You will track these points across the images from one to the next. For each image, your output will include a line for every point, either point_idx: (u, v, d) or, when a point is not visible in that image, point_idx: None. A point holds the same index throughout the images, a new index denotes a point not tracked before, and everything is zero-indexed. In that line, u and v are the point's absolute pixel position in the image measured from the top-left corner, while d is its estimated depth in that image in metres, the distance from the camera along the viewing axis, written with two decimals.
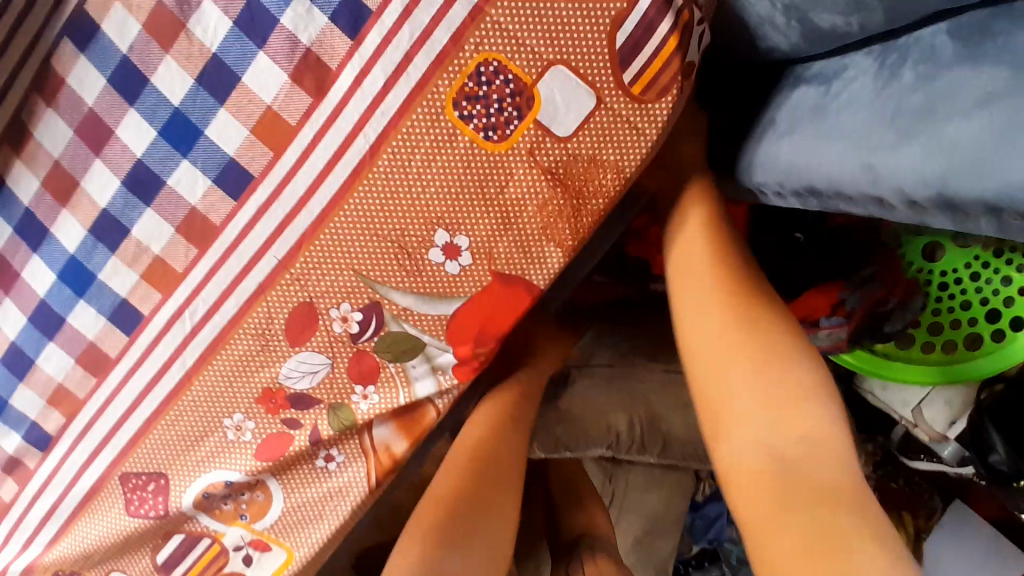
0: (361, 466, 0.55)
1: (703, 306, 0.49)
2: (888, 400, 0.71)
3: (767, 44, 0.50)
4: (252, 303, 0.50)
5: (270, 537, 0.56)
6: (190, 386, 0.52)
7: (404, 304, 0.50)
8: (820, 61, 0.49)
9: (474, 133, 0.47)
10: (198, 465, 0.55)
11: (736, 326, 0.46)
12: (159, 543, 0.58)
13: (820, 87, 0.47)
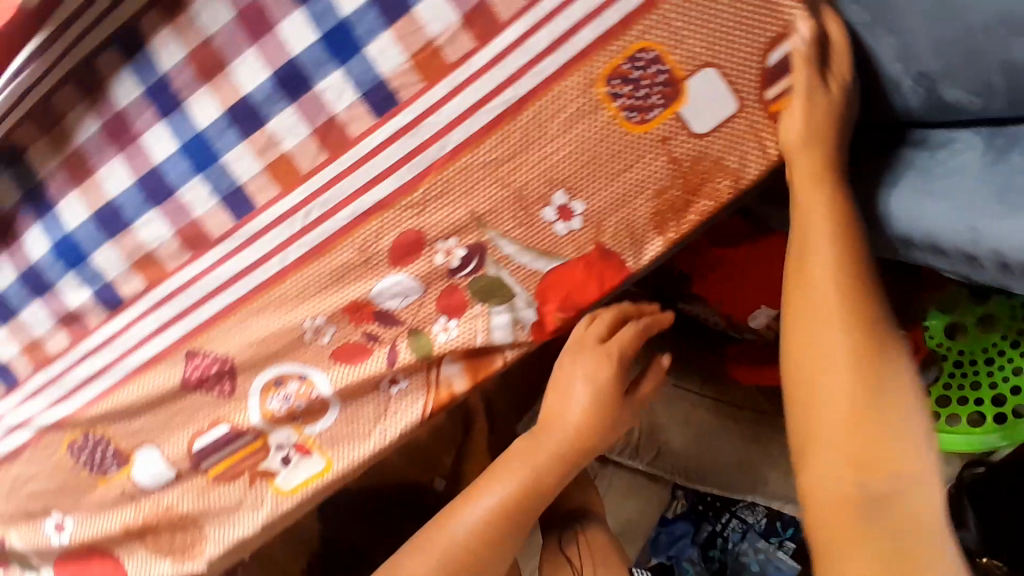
0: (423, 400, 0.57)
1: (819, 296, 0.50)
2: None
3: (884, 102, 0.54)
4: (363, 218, 0.52)
5: (314, 443, 0.58)
6: (283, 279, 0.54)
7: (507, 251, 0.53)
8: (926, 129, 0.53)
9: (618, 111, 0.50)
10: (269, 357, 0.56)
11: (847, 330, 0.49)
12: (203, 427, 0.58)
13: (925, 151, 0.52)
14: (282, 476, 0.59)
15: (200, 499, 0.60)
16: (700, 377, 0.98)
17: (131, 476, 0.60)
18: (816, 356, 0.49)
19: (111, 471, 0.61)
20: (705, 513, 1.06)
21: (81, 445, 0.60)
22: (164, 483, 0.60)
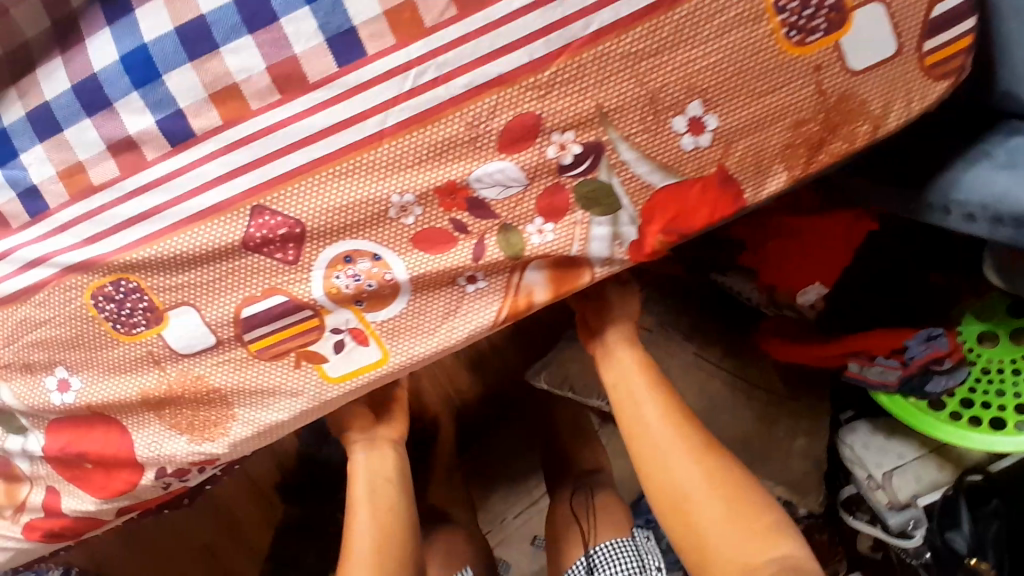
0: (497, 304, 0.54)
1: (684, 468, 0.71)
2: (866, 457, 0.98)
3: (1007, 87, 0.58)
4: (482, 91, 0.47)
5: (374, 333, 0.54)
6: (379, 144, 0.48)
7: (625, 157, 0.50)
8: None
9: (780, 27, 0.47)
10: (344, 230, 0.51)
11: (705, 461, 0.71)
12: (255, 295, 0.52)
13: None
14: (330, 363, 0.55)
15: (240, 371, 0.55)
16: (723, 347, 1.01)
17: (162, 336, 0.54)
18: (685, 473, 0.71)
19: (139, 329, 0.54)
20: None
21: (104, 293, 0.52)
22: (199, 349, 0.54)
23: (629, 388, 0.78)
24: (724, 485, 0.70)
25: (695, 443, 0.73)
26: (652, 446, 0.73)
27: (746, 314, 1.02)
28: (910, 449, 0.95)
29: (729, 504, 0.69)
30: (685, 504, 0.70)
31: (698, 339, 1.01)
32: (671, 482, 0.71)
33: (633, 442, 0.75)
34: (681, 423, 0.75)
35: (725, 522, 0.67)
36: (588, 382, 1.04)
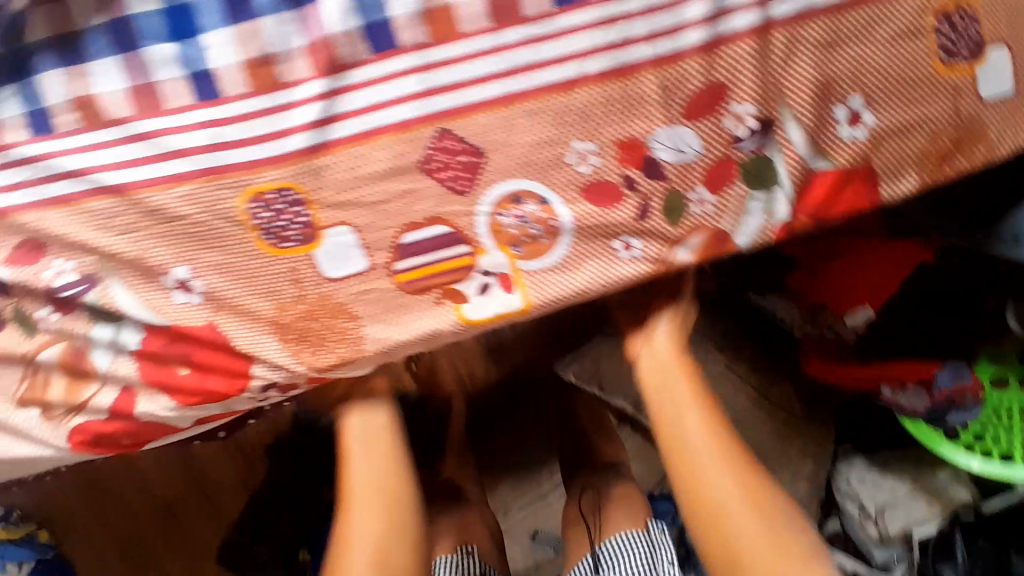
0: (641, 270, 0.56)
1: (716, 472, 0.69)
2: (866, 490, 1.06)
3: None
4: (679, 55, 0.50)
5: (521, 280, 0.55)
6: (572, 91, 0.50)
7: (789, 137, 0.54)
8: None
9: (935, 48, 0.53)
10: (521, 167, 0.52)
11: (739, 476, 0.69)
12: (417, 223, 0.53)
13: None
14: (472, 305, 0.55)
15: (382, 304, 0.55)
16: (750, 364, 1.05)
17: (314, 256, 0.53)
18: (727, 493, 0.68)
19: (288, 245, 0.53)
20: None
21: (262, 200, 0.51)
22: (349, 273, 0.54)
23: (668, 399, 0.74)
24: (761, 500, 0.68)
25: (727, 450, 0.71)
26: (689, 446, 0.71)
27: (777, 335, 1.06)
28: (904, 486, 1.03)
29: (765, 523, 0.67)
30: (723, 523, 0.67)
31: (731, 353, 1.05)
32: (705, 494, 0.68)
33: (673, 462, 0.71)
34: (723, 441, 0.71)
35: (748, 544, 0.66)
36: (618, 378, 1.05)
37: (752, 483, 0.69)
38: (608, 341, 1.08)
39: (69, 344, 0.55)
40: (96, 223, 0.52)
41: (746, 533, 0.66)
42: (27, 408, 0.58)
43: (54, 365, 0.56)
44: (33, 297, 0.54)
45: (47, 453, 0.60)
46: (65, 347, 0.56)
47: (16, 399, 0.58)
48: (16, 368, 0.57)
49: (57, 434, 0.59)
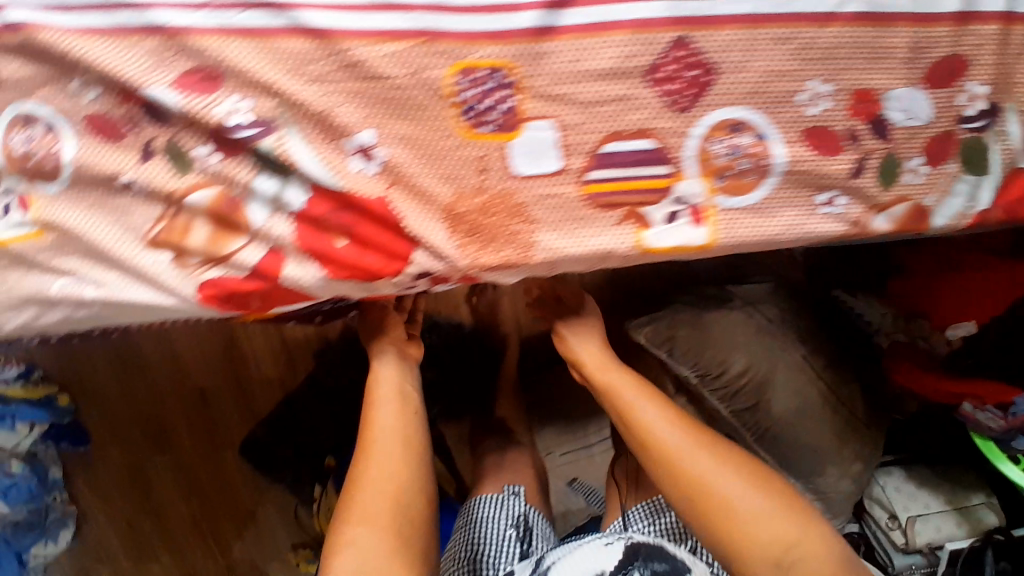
0: (838, 229, 0.54)
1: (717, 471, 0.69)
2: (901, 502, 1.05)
3: None
4: (932, 19, 0.50)
5: (712, 215, 0.52)
6: (826, 26, 0.49)
7: (1010, 128, 0.55)
8: None
9: None
10: (750, 95, 0.49)
11: (743, 474, 0.69)
12: (625, 133, 0.49)
13: None
14: (654, 233, 0.52)
15: (563, 212, 0.51)
16: (828, 356, 1.01)
17: (509, 146, 0.49)
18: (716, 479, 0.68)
19: (484, 130, 0.49)
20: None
21: (472, 75, 0.47)
22: (539, 172, 0.50)
23: (622, 394, 0.77)
24: (772, 498, 0.67)
25: (721, 449, 0.71)
26: (697, 454, 0.70)
27: (859, 340, 1.02)
28: (936, 501, 1.05)
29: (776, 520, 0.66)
30: (716, 505, 0.67)
31: (810, 343, 1.00)
32: (693, 478, 0.69)
33: (665, 467, 0.70)
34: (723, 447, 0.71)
35: (744, 525, 0.66)
36: (692, 352, 1.00)
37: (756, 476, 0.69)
38: (692, 310, 1.01)
39: (223, 190, 0.51)
40: (285, 64, 0.47)
41: (743, 512, 0.66)
42: (157, 251, 0.54)
43: (202, 208, 0.52)
44: (196, 130, 0.50)
45: (166, 304, 0.56)
46: (217, 192, 0.51)
47: (147, 239, 0.53)
48: (154, 206, 0.52)
49: (183, 286, 0.55)
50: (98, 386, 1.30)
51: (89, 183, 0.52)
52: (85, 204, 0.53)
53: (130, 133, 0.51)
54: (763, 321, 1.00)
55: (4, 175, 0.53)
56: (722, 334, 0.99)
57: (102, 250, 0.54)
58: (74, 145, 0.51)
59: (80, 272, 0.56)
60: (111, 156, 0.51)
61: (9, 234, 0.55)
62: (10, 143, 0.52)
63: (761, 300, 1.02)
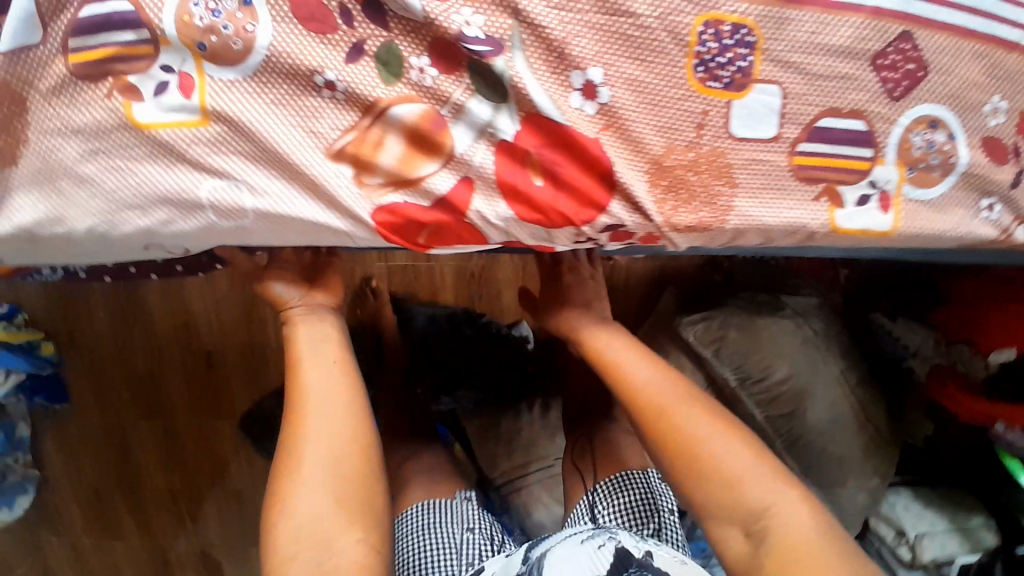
0: (989, 235, 0.59)
1: (719, 436, 0.63)
2: (909, 519, 1.08)
3: None
4: None
5: (897, 203, 0.56)
6: (1014, 50, 0.53)
7: None
8: None
9: None
10: (945, 97, 0.54)
11: (747, 442, 0.63)
12: (841, 111, 0.52)
13: None
14: (845, 213, 0.55)
15: (766, 180, 0.52)
16: (862, 371, 1.07)
17: (731, 104, 0.50)
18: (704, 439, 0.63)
19: (713, 85, 0.49)
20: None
21: (716, 28, 0.48)
22: (759, 137, 0.51)
23: (618, 353, 0.74)
24: (773, 466, 0.62)
25: (717, 413, 0.66)
26: (698, 423, 0.64)
27: (886, 363, 1.08)
28: (942, 519, 1.08)
29: (758, 473, 0.61)
30: (699, 463, 0.62)
31: (846, 362, 1.05)
32: (674, 433, 0.64)
33: (661, 426, 0.65)
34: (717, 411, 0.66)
35: (728, 488, 0.60)
36: (740, 354, 1.04)
37: (750, 439, 0.64)
38: (744, 313, 1.06)
39: (431, 107, 0.49)
40: None
41: (725, 469, 0.61)
42: (339, 164, 0.50)
43: (400, 123, 0.49)
44: (419, 37, 0.47)
45: (334, 227, 0.52)
46: (423, 109, 0.49)
47: (330, 150, 0.50)
48: (349, 115, 0.49)
49: (358, 206, 0.51)
50: (99, 347, 1.30)
51: (281, 76, 0.48)
52: (268, 97, 0.48)
53: (342, 26, 0.47)
54: (813, 334, 1.04)
55: (173, 50, 0.48)
56: (771, 343, 1.03)
57: (278, 155, 0.49)
58: (269, 28, 0.47)
59: (240, 174, 0.50)
60: (315, 48, 0.47)
61: (164, 117, 0.49)
62: (191, 13, 0.47)
63: (810, 313, 1.06)
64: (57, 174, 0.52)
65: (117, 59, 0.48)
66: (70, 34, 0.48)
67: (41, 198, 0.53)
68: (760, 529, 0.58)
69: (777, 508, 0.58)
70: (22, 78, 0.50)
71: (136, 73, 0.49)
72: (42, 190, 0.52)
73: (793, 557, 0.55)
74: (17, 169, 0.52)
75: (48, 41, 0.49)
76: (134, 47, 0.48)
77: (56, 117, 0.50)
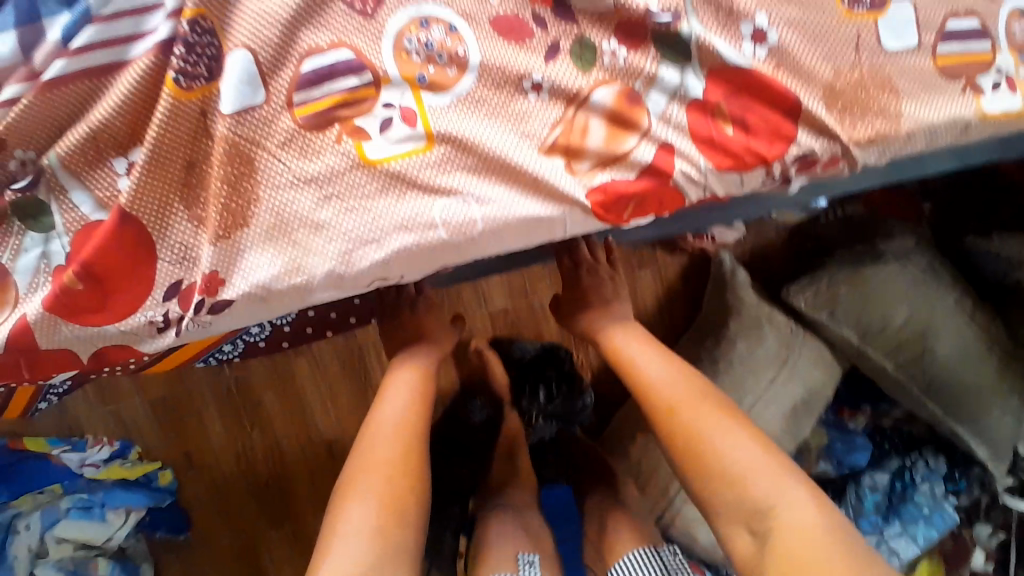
0: None
1: (741, 442, 0.68)
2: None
3: None
4: None
5: (1022, 85, 0.61)
6: None
7: None
8: None
9: None
10: None
11: (760, 445, 0.68)
12: (959, 14, 0.59)
13: None
14: (987, 99, 0.60)
15: (921, 83, 0.58)
16: (973, 299, 1.12)
17: (877, 25, 0.56)
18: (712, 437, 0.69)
19: (858, 10, 0.56)
20: (891, 451, 1.24)
21: None
22: (905, 48, 0.57)
23: (628, 348, 0.81)
24: (780, 463, 0.67)
25: (736, 421, 0.70)
26: (714, 432, 0.69)
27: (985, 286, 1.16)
28: None
29: (768, 473, 0.66)
30: (704, 459, 0.68)
31: (958, 290, 1.11)
32: (687, 430, 0.70)
33: (670, 432, 0.72)
34: (733, 414, 0.71)
35: (735, 482, 0.66)
36: (855, 307, 1.08)
37: (764, 439, 0.69)
38: (853, 264, 1.11)
39: (625, 84, 0.54)
40: None
41: (733, 470, 0.67)
42: (553, 157, 0.55)
43: (601, 106, 0.54)
44: (606, 26, 0.54)
45: (545, 218, 0.56)
46: (618, 88, 0.54)
47: (544, 146, 0.55)
48: (555, 108, 0.54)
49: (575, 188, 0.55)
50: (217, 465, 1.29)
51: (492, 88, 0.54)
52: (483, 108, 0.54)
53: (538, 31, 0.54)
54: (921, 270, 1.11)
55: (395, 87, 0.54)
56: (885, 288, 1.09)
57: (498, 160, 0.54)
58: (477, 47, 0.53)
59: (466, 189, 0.55)
60: (520, 56, 0.54)
61: (394, 150, 0.54)
62: (407, 49, 0.53)
63: (911, 253, 1.13)
64: (292, 227, 0.55)
65: (343, 104, 0.53)
66: (296, 89, 0.53)
67: (274, 252, 0.55)
68: (764, 527, 0.64)
69: (781, 506, 0.63)
70: (249, 137, 0.53)
71: (360, 115, 0.54)
72: (275, 243, 0.55)
73: (790, 546, 0.61)
74: (249, 230, 0.55)
75: (271, 102, 0.53)
76: (356, 91, 0.53)
77: (287, 171, 0.54)
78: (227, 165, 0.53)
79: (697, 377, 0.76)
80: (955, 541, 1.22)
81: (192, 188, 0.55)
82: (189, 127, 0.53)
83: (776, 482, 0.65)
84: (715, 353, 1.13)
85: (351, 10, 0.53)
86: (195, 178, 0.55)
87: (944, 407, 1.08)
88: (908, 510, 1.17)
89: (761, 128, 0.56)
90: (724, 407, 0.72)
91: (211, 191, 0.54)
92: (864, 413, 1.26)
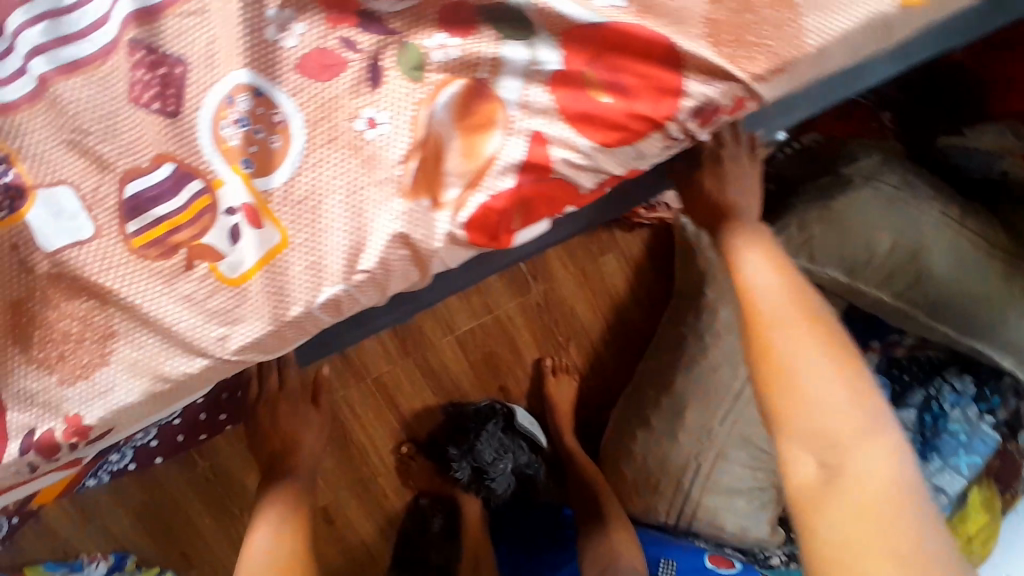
0: None
1: (826, 374, 0.50)
2: None
3: None
4: None
5: None
6: None
7: None
8: None
9: None
10: None
11: (839, 367, 0.51)
12: None
13: None
14: None
15: None
16: (961, 206, 1.01)
17: None
18: (816, 399, 0.49)
19: None
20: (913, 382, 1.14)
21: None
22: None
23: (743, 252, 0.62)
24: (857, 389, 0.50)
25: (830, 358, 0.52)
26: (811, 368, 0.51)
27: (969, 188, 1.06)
28: None
29: (848, 411, 0.49)
30: (791, 397, 0.51)
31: (942, 198, 1.01)
32: (782, 364, 0.52)
33: (768, 374, 0.52)
34: (841, 349, 0.53)
35: (820, 434, 0.49)
36: (833, 246, 1.00)
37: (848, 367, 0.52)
38: (821, 200, 1.02)
39: (468, 78, 0.46)
40: None
41: (829, 410, 0.49)
42: (418, 196, 0.47)
43: (450, 111, 0.47)
44: (425, 22, 0.46)
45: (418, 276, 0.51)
46: (462, 84, 0.46)
47: (403, 186, 0.47)
48: (402, 142, 0.46)
49: (450, 226, 0.49)
50: (218, 558, 1.21)
51: (327, 145, 0.46)
52: (325, 169, 0.46)
53: (353, 56, 0.46)
54: (894, 189, 1.01)
55: (229, 184, 0.46)
56: (859, 221, 0.99)
57: (359, 222, 0.47)
58: (293, 102, 0.46)
59: (336, 266, 0.47)
60: (348, 96, 0.46)
61: (258, 256, 0.47)
62: (226, 136, 0.46)
63: (880, 171, 1.02)
64: (160, 353, 0.47)
65: (179, 228, 0.47)
66: (125, 218, 0.46)
67: (141, 383, 0.47)
68: (836, 463, 0.47)
69: (851, 455, 0.47)
70: (85, 266, 0.46)
71: (203, 232, 0.47)
72: (146, 367, 0.47)
73: (862, 495, 0.46)
74: (111, 367, 0.47)
75: (103, 233, 0.46)
76: (190, 202, 0.46)
77: (139, 291, 0.46)
78: (71, 297, 0.46)
79: (821, 309, 0.56)
80: (1005, 460, 1.11)
81: (27, 329, 0.46)
82: (9, 265, 0.45)
83: (843, 419, 0.49)
84: (698, 327, 1.05)
85: (148, 110, 0.46)
86: (28, 319, 0.46)
87: (954, 325, 0.99)
88: (946, 442, 1.10)
89: (640, 91, 0.48)
90: (824, 335, 0.53)
91: (60, 329, 0.46)
92: (873, 349, 1.17)
